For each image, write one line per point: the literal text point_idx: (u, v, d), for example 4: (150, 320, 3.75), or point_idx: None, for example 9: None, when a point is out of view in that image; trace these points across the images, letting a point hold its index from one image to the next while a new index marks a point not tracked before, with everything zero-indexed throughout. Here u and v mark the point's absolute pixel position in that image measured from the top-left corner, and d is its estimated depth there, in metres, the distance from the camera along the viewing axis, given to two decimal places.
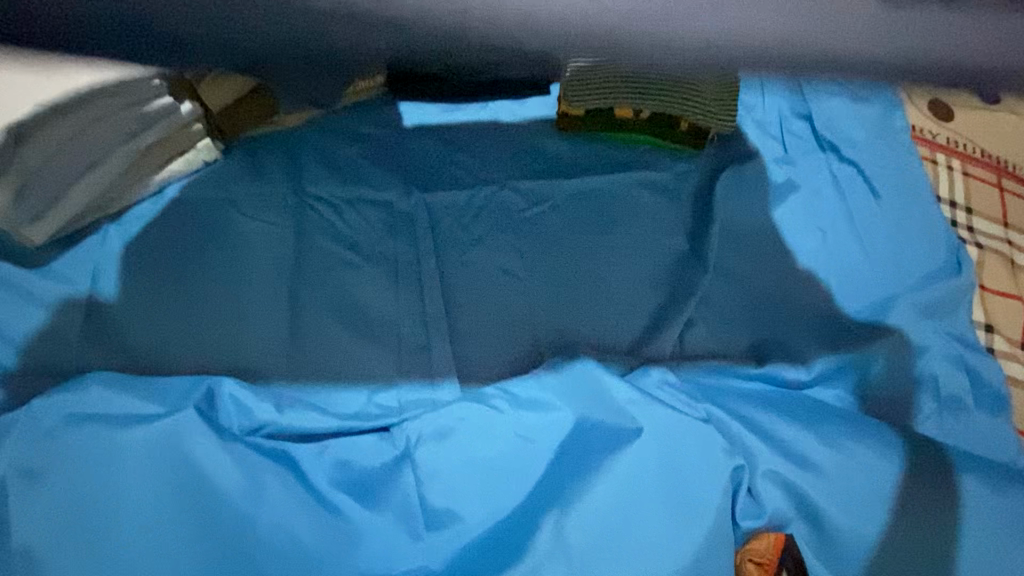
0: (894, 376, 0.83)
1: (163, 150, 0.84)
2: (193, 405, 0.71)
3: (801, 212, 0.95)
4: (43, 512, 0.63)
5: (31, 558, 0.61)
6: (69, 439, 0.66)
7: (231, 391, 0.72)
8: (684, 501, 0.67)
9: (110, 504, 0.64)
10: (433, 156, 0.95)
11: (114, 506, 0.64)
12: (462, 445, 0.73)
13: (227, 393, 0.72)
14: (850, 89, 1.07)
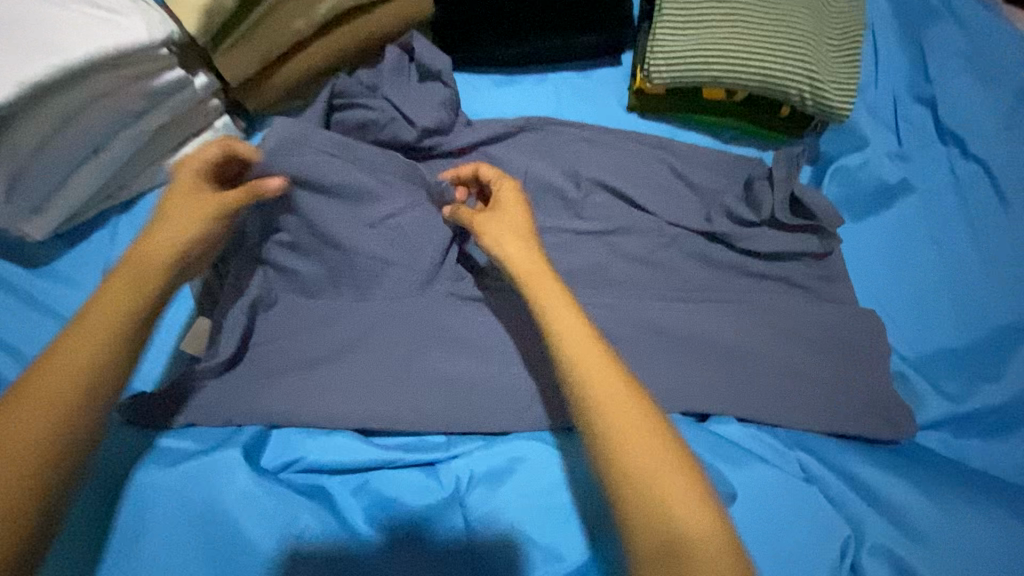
0: (1013, 423, 0.71)
1: (176, 132, 0.72)
2: (232, 443, 0.64)
3: (911, 219, 0.82)
4: (73, 555, 0.58)
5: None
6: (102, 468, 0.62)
7: (275, 431, 0.66)
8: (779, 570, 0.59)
9: (139, 551, 0.58)
10: (484, 141, 0.81)
11: (142, 557, 0.58)
12: (520, 490, 0.65)
13: (273, 435, 0.66)
14: (981, 68, 0.89)
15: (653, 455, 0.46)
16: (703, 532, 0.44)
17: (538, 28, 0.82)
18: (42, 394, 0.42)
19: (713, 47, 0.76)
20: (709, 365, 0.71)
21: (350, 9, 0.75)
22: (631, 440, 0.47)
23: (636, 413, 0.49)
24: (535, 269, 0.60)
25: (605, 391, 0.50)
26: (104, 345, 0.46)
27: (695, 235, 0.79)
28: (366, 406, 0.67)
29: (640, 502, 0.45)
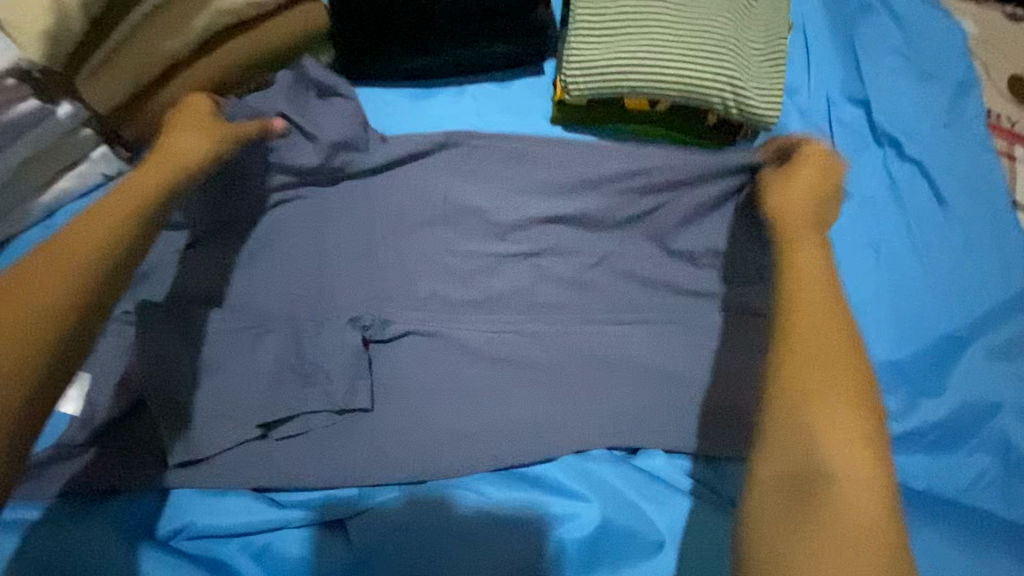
0: (955, 437, 0.69)
1: (46, 166, 0.66)
2: (114, 514, 0.58)
3: (847, 226, 0.79)
4: None
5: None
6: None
7: (164, 495, 0.61)
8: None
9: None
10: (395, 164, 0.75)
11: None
12: (435, 545, 0.59)
13: (161, 500, 0.60)
14: (915, 65, 0.86)
15: (835, 419, 0.40)
16: (852, 504, 0.37)
17: (448, 38, 0.76)
18: (31, 299, 0.44)
19: (632, 54, 0.72)
20: (638, 392, 0.67)
21: (235, 25, 0.68)
22: (813, 386, 0.41)
23: (835, 330, 0.45)
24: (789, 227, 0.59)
25: (805, 291, 0.48)
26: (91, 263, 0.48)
27: (626, 253, 0.74)
28: (269, 465, 0.62)
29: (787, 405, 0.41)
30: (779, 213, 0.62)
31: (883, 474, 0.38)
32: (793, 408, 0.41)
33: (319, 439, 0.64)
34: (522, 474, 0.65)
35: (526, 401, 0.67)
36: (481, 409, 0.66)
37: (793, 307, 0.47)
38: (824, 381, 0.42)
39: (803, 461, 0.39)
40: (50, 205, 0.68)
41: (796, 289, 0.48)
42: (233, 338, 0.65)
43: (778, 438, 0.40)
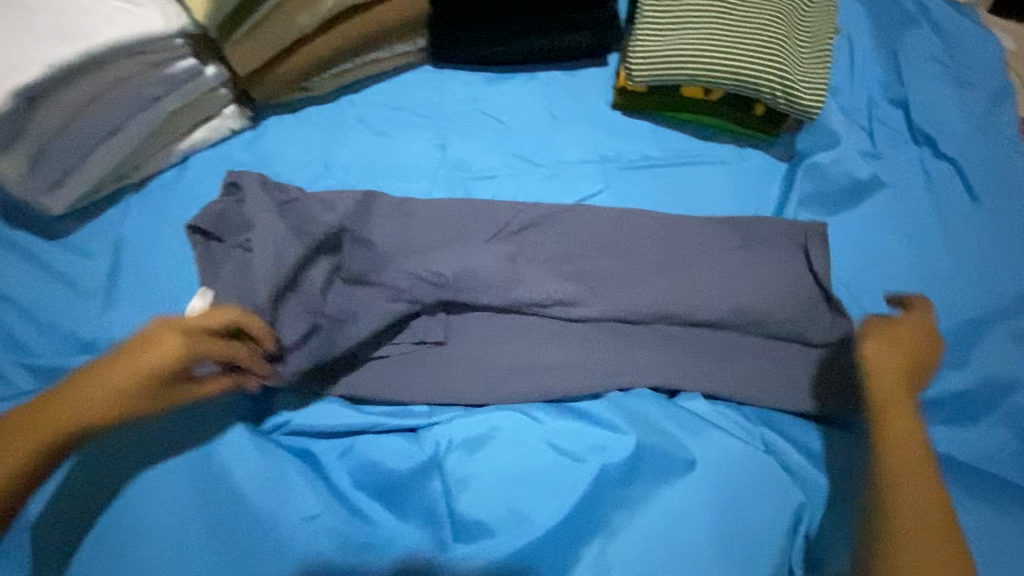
0: (979, 409, 0.74)
1: (188, 118, 0.78)
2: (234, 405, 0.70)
3: (882, 214, 0.85)
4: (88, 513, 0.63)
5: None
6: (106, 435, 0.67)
7: (273, 398, 0.72)
8: (730, 539, 0.61)
9: (132, 516, 0.62)
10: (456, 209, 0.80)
11: (136, 511, 0.62)
12: (496, 456, 0.69)
13: (270, 401, 0.72)
14: (954, 73, 0.93)
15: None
16: None
17: (527, 29, 0.87)
18: (53, 414, 0.54)
19: (689, 46, 0.81)
20: (681, 343, 0.75)
21: (351, 7, 0.80)
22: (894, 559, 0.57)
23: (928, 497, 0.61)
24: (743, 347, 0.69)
25: (926, 515, 0.60)
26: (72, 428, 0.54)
27: (678, 225, 0.82)
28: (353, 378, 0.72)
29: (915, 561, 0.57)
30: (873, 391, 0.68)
31: None
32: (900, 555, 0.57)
33: (396, 362, 0.73)
34: (573, 408, 0.72)
35: (580, 344, 0.75)
36: (541, 349, 0.75)
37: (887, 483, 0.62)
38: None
39: None
40: (185, 152, 0.80)
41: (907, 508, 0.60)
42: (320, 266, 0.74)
43: None
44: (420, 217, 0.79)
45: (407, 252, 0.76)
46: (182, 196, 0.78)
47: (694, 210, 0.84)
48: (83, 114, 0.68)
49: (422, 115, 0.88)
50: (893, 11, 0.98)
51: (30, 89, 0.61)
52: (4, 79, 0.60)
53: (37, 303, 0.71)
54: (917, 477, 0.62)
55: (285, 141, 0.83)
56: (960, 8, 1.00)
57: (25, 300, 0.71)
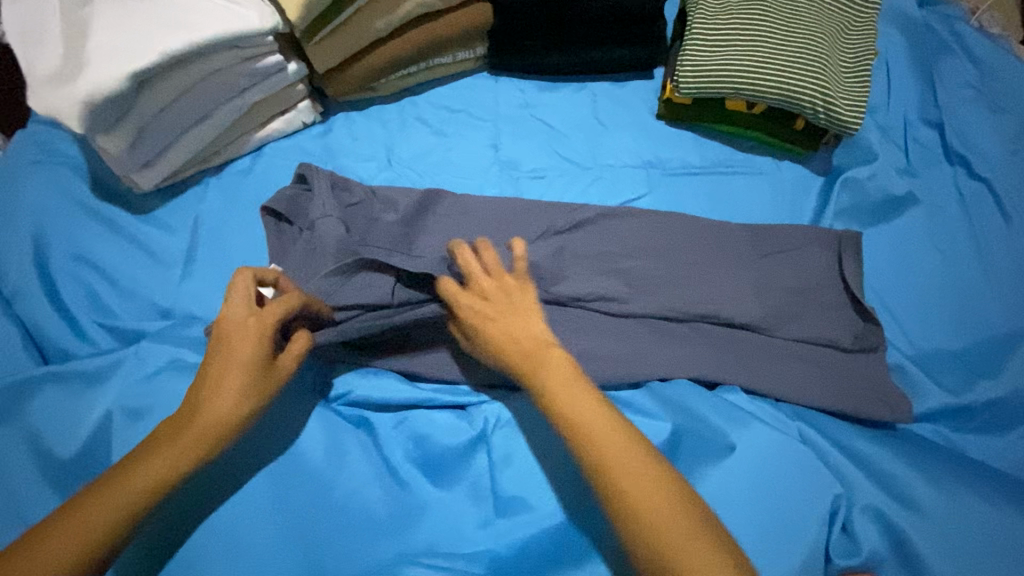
0: (1010, 420, 0.76)
1: (267, 109, 0.85)
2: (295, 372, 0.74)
3: (916, 229, 0.88)
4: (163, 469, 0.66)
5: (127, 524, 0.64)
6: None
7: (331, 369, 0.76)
8: (771, 524, 0.64)
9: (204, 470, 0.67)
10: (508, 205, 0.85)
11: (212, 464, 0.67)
12: (539, 436, 0.73)
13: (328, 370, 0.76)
14: (989, 99, 0.97)
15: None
16: None
17: (581, 42, 0.93)
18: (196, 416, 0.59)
19: (735, 62, 0.86)
20: (718, 338, 0.78)
21: (422, 15, 0.87)
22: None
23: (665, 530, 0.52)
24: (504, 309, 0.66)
25: (641, 494, 0.53)
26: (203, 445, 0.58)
27: (718, 229, 0.86)
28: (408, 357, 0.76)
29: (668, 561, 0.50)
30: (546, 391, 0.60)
31: None
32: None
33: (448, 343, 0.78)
34: (614, 396, 0.75)
35: (622, 335, 0.78)
36: (585, 338, 0.77)
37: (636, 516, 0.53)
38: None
39: None
40: (260, 141, 0.87)
41: (649, 508, 0.52)
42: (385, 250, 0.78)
43: None
44: (474, 209, 0.84)
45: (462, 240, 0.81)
46: (256, 181, 0.85)
47: (734, 216, 0.88)
48: (179, 100, 0.75)
49: (478, 117, 0.94)
50: (929, 39, 1.02)
51: (142, 74, 0.67)
52: (120, 64, 0.66)
53: (122, 271, 0.78)
54: (621, 465, 0.54)
55: (352, 135, 0.90)
56: (996, 39, 1.03)
57: (111, 267, 0.78)
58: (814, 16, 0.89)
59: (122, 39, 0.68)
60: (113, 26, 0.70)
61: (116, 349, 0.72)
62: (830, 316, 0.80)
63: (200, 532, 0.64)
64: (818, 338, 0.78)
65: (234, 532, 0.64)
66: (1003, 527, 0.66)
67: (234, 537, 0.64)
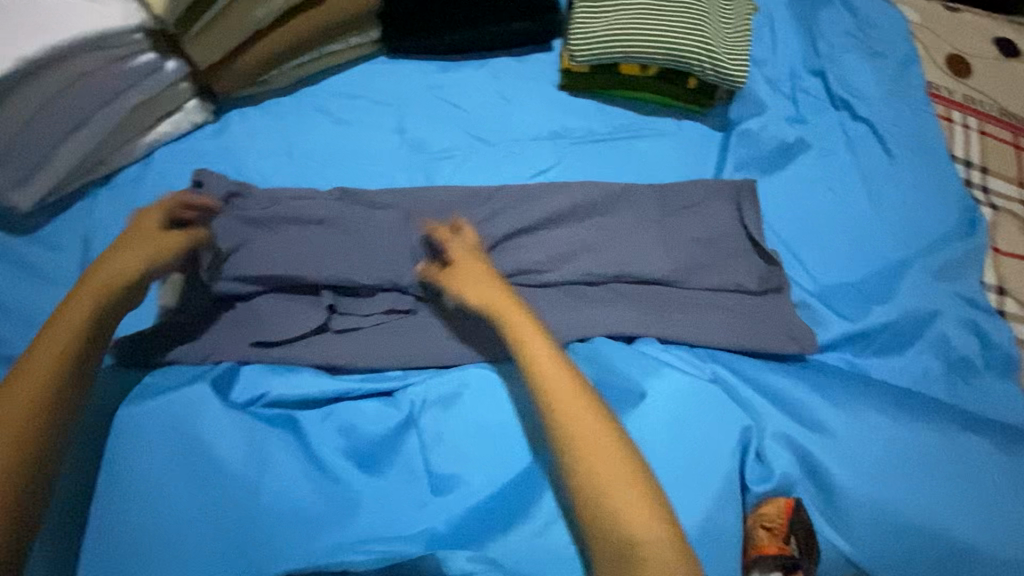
0: (904, 339, 0.82)
1: (150, 112, 0.81)
2: (208, 380, 0.71)
3: (811, 173, 0.93)
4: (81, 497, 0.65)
5: (55, 557, 0.63)
6: (95, 421, 0.68)
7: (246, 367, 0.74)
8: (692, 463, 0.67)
9: (121, 491, 0.65)
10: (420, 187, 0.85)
11: (133, 486, 0.65)
12: (467, 411, 0.74)
13: (244, 371, 0.74)
14: (866, 45, 1.02)
15: (628, 502, 0.59)
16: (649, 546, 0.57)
17: (474, 19, 0.93)
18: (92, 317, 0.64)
19: (624, 28, 0.88)
20: (633, 297, 0.81)
21: (305, 2, 0.85)
22: (610, 496, 0.59)
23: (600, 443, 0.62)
24: (502, 304, 0.72)
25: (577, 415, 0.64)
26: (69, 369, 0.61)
27: (627, 190, 0.87)
28: (324, 353, 0.75)
29: (597, 511, 0.60)
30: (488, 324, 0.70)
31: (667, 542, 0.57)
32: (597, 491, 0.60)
33: (368, 334, 0.77)
34: None
35: (542, 304, 0.79)
36: None
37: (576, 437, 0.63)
38: (668, 527, 0.58)
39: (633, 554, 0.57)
40: (149, 147, 0.82)
41: (601, 469, 0.61)
42: (292, 250, 0.76)
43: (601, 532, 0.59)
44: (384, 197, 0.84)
45: (372, 228, 0.80)
46: (148, 188, 0.81)
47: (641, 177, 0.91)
48: (48, 108, 0.72)
49: (380, 103, 0.92)
50: None
51: None
52: None
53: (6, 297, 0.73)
54: (593, 435, 0.62)
55: (248, 132, 0.87)
56: None
57: None
58: None
59: None
60: None
61: None
62: (736, 263, 0.83)
63: (125, 553, 0.62)
64: (727, 285, 0.82)
65: (167, 552, 0.63)
66: (900, 437, 0.72)
67: (162, 553, 0.63)
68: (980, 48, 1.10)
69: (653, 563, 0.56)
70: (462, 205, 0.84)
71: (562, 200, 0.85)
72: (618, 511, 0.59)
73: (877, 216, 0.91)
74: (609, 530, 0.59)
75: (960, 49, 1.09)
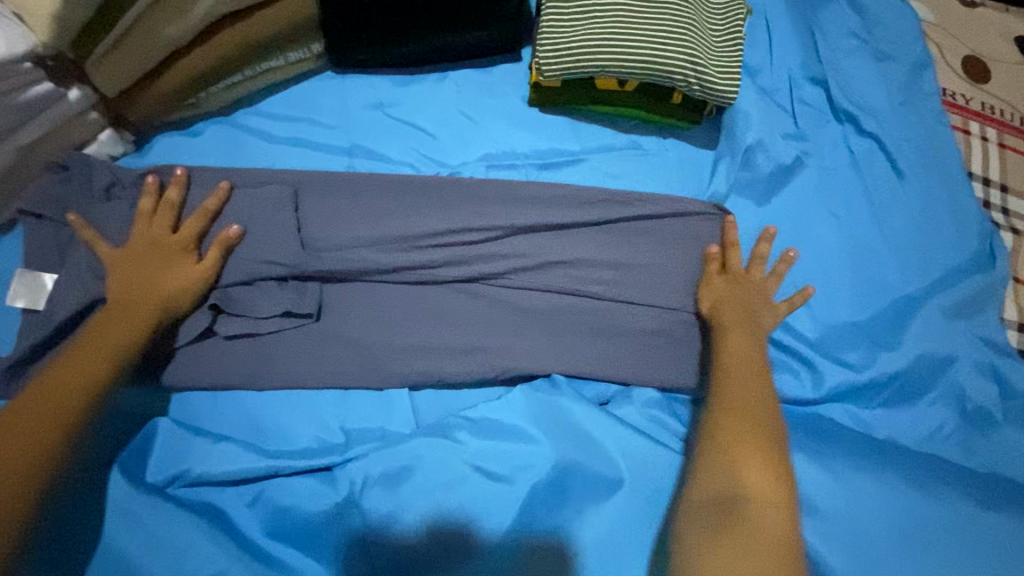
0: (915, 390, 0.73)
1: (55, 147, 0.71)
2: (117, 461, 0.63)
3: (811, 197, 0.83)
4: None
5: None
6: None
7: (163, 445, 0.65)
8: (662, 548, 0.62)
9: None
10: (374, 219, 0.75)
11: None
12: (419, 488, 0.64)
13: (159, 449, 0.65)
14: (874, 48, 0.91)
15: (752, 456, 0.54)
16: (751, 467, 0.53)
17: (428, 28, 0.82)
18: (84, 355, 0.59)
19: (598, 36, 0.77)
20: (610, 344, 0.74)
21: (230, 15, 0.74)
22: (737, 455, 0.54)
23: (744, 391, 0.61)
24: (723, 314, 0.70)
25: (731, 366, 0.64)
26: (69, 422, 0.55)
27: (604, 224, 0.77)
28: (219, 364, 0.69)
29: (716, 461, 0.55)
30: (715, 309, 0.72)
31: (779, 494, 0.51)
32: (720, 424, 0.57)
33: (268, 341, 0.70)
34: (497, 427, 0.69)
35: (507, 349, 0.72)
36: (470, 365, 0.71)
37: (735, 371, 0.63)
38: (784, 491, 0.52)
39: (732, 488, 0.52)
40: None
41: (728, 443, 0.56)
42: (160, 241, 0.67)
43: (710, 476, 0.54)
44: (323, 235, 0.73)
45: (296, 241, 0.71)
46: None
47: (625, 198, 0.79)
48: None
49: (325, 126, 0.82)
50: None
51: None
52: None
53: None
54: (745, 411, 0.58)
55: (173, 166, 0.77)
56: None
57: None
58: None
59: None
60: None
61: None
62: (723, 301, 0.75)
63: None
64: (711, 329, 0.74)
65: None
66: (903, 513, 0.65)
67: None
68: (1000, 47, 0.99)
69: (763, 515, 0.49)
70: (416, 239, 0.73)
71: (530, 235, 0.76)
72: (735, 465, 0.53)
73: (884, 245, 0.81)
74: (722, 474, 0.53)
75: (978, 49, 0.98)
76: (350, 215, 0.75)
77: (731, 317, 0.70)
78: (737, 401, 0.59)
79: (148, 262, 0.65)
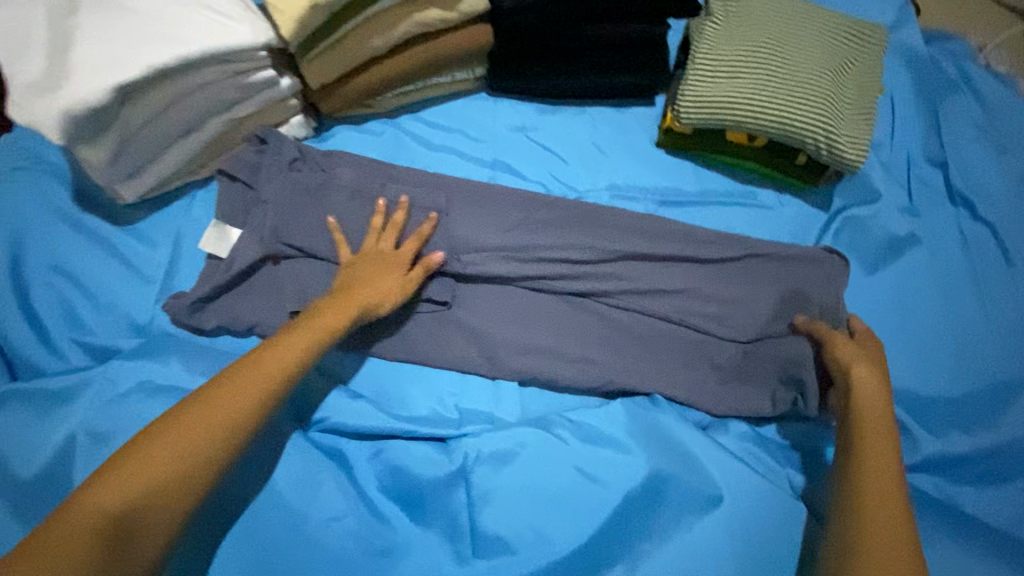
0: (1009, 474, 0.74)
1: (257, 123, 0.83)
2: None
3: (918, 270, 0.86)
4: None
5: None
6: None
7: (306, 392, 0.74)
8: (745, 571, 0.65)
9: None
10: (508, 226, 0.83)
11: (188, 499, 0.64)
12: (522, 473, 0.70)
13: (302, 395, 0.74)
14: (996, 141, 0.95)
15: None
16: None
17: (581, 68, 0.91)
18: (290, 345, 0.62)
19: (739, 94, 0.85)
20: (709, 375, 0.78)
21: (420, 35, 0.85)
22: None
23: (891, 521, 0.56)
24: (869, 420, 0.65)
25: (864, 481, 0.59)
26: (248, 410, 0.56)
27: (718, 265, 0.83)
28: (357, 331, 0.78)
29: None
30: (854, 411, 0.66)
31: None
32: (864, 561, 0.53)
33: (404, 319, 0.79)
34: (597, 432, 0.74)
35: (615, 364, 0.78)
36: (578, 371, 0.77)
37: (872, 503, 0.58)
38: None
39: None
40: None
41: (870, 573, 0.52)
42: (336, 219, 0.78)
43: None
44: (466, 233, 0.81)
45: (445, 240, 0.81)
46: None
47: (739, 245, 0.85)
48: (167, 112, 0.73)
49: (474, 139, 0.92)
50: (937, 76, 1.00)
51: (125, 87, 0.66)
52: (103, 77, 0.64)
53: (97, 283, 0.75)
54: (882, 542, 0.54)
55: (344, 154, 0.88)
56: (1005, 79, 1.02)
57: (84, 276, 0.75)
58: (822, 50, 0.87)
59: (109, 51, 0.66)
60: (96, 41, 0.67)
61: (91, 367, 0.70)
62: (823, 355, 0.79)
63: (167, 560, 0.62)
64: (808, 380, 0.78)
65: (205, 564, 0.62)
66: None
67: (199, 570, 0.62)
68: None
69: None
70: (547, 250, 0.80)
71: (649, 265, 0.82)
72: None
73: (988, 329, 0.83)
74: None
75: None
76: (490, 220, 0.83)
77: (879, 428, 0.64)
78: (880, 532, 0.55)
79: (373, 268, 0.73)
